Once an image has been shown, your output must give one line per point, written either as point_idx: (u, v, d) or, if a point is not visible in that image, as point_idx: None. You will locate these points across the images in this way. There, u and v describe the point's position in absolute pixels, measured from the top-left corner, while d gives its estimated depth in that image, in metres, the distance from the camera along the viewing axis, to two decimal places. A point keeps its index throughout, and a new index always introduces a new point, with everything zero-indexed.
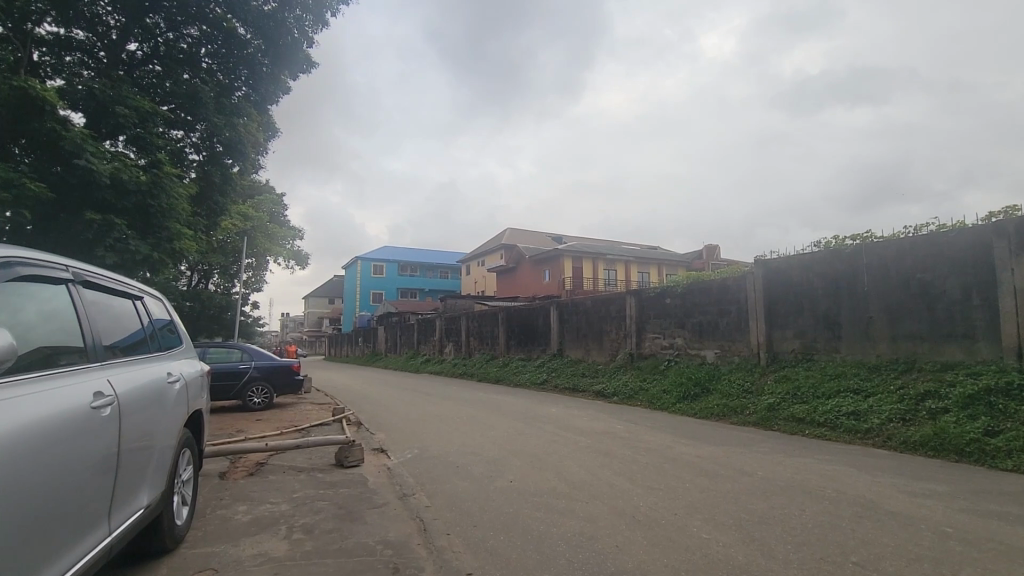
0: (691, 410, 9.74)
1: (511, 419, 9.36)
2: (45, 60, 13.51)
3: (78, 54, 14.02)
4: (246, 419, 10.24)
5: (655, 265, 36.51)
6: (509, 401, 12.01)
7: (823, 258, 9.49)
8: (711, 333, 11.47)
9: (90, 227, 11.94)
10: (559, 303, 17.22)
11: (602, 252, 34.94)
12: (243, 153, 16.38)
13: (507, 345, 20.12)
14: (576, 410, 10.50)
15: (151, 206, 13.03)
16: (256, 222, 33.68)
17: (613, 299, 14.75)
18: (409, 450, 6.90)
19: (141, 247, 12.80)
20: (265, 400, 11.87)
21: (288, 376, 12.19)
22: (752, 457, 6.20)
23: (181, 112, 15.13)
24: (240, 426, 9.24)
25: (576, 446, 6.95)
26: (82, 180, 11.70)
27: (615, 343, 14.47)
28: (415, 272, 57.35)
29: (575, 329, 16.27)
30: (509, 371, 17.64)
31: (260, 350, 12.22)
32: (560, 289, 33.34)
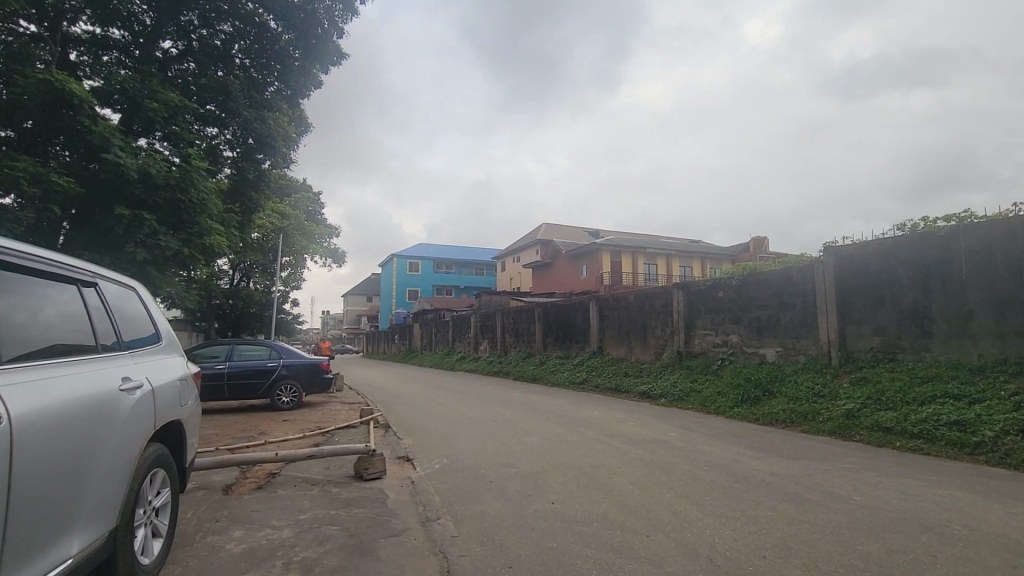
0: (752, 416, 8.69)
1: (551, 424, 8.56)
2: (83, 60, 13.46)
3: (116, 53, 14.00)
4: (273, 420, 9.81)
5: (698, 259, 34.88)
6: (547, 403, 11.20)
7: (909, 242, 8.24)
8: (771, 329, 10.33)
9: (120, 222, 12.01)
10: (599, 298, 16.28)
11: (641, 246, 33.64)
12: (274, 147, 16.20)
13: (543, 343, 19.32)
14: (621, 414, 9.60)
15: (181, 201, 12.92)
16: (293, 221, 34.03)
17: (658, 294, 13.74)
18: (438, 459, 6.20)
19: (171, 242, 12.73)
20: (294, 400, 11.47)
21: (317, 375, 11.73)
22: (840, 477, 5.20)
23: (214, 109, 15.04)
24: (265, 428, 8.78)
25: (625, 457, 6.09)
26: (110, 174, 11.66)
27: (660, 341, 13.47)
28: (450, 269, 57.26)
29: (616, 325, 15.31)
30: (546, 370, 16.84)
31: (289, 348, 11.82)
32: (598, 284, 32.27)
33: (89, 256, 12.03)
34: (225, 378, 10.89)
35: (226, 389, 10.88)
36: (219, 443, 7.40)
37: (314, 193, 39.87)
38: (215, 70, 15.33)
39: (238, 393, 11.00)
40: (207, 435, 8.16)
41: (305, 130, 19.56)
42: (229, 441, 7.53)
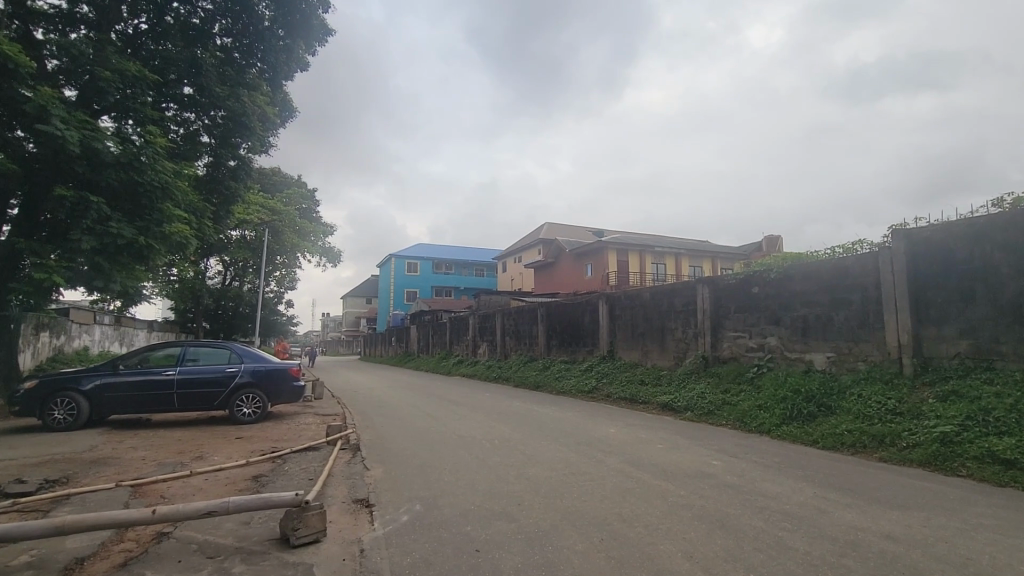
0: (809, 437, 7.02)
1: (559, 447, 6.88)
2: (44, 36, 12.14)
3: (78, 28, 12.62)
4: (224, 438, 8.17)
5: (709, 259, 33.27)
6: (552, 417, 9.53)
7: (1008, 221, 6.57)
8: (820, 331, 8.67)
9: (61, 204, 10.34)
10: (609, 297, 14.63)
11: (650, 244, 32.05)
12: (249, 126, 15.31)
13: (547, 346, 17.67)
14: (643, 433, 7.91)
15: (137, 184, 11.22)
16: (284, 216, 32.47)
17: (678, 290, 12.09)
18: (407, 504, 4.53)
19: (126, 229, 10.98)
20: (256, 412, 9.82)
21: (285, 383, 10.04)
22: (990, 546, 3.55)
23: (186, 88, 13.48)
24: (207, 450, 7.13)
25: (665, 506, 4.42)
26: (47, 146, 10.01)
27: (681, 344, 11.80)
28: (450, 269, 55.71)
29: (629, 327, 13.65)
30: (550, 376, 15.15)
31: (254, 351, 10.13)
32: (604, 284, 30.58)
33: (24, 245, 10.48)
34: (173, 386, 9.22)
35: (175, 400, 9.22)
36: (131, 474, 5.72)
37: (307, 188, 38.37)
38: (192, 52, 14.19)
39: (190, 405, 9.34)
40: (126, 460, 6.49)
41: (290, 115, 18.02)
42: (146, 471, 5.87)
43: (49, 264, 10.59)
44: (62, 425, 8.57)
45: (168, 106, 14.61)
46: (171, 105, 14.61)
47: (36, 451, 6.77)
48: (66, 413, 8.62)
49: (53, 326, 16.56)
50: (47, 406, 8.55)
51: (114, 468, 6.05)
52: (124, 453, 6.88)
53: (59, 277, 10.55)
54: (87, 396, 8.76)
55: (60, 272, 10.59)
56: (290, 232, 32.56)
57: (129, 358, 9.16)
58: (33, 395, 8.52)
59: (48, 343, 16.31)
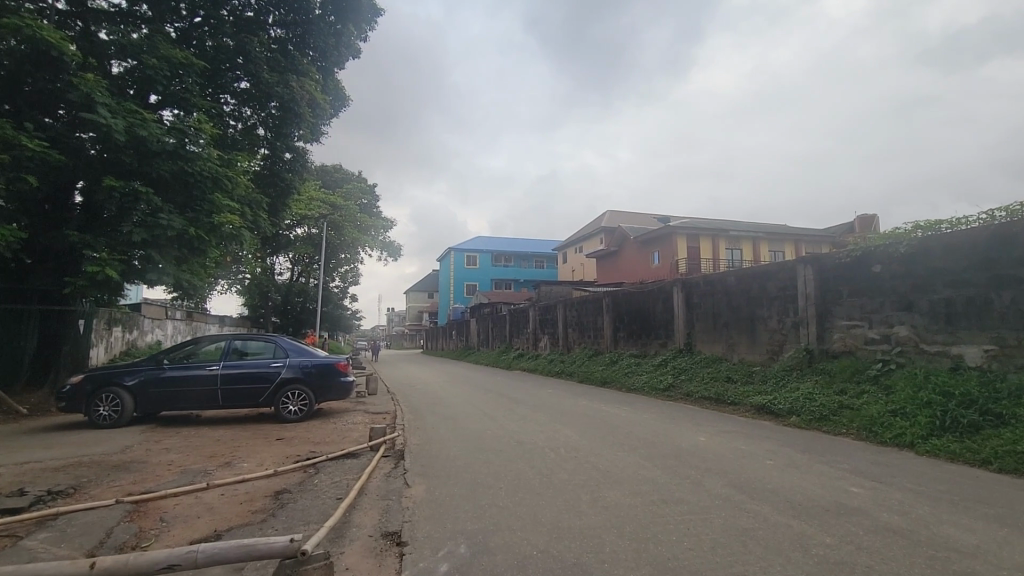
0: (976, 456, 5.33)
1: (642, 462, 5.59)
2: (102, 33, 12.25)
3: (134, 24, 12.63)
4: (264, 438, 7.51)
5: (791, 243, 30.42)
6: (626, 420, 8.23)
7: None
8: (973, 318, 6.84)
9: (111, 195, 10.20)
10: (685, 283, 13.02)
11: (723, 228, 29.57)
12: (298, 113, 15.00)
13: (613, 338, 16.28)
14: (743, 444, 6.45)
15: (188, 174, 11.00)
16: (344, 211, 32.78)
17: (772, 273, 10.36)
18: (449, 545, 3.44)
19: (175, 220, 10.81)
20: (303, 410, 9.18)
21: (331, 379, 9.32)
22: None
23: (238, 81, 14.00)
24: (240, 454, 6.42)
25: (811, 565, 3.07)
26: (95, 136, 9.88)
27: (776, 336, 10.12)
28: (510, 262, 54.94)
29: (711, 316, 12.03)
30: (619, 371, 13.80)
31: (299, 346, 9.48)
32: (673, 272, 28.50)
33: (79, 240, 10.27)
34: (217, 382, 8.73)
35: (219, 397, 8.73)
36: (145, 484, 5.01)
37: (367, 183, 38.69)
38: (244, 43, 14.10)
39: (234, 402, 8.82)
40: (151, 465, 5.86)
41: (343, 105, 17.61)
42: (163, 481, 5.15)
43: (102, 256, 10.23)
44: (108, 422, 8.25)
45: (225, 102, 14.60)
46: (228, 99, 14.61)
47: (67, 453, 6.33)
48: (111, 409, 8.30)
49: (126, 321, 17.09)
50: (93, 402, 8.26)
51: (133, 475, 5.40)
52: (154, 456, 6.30)
53: (112, 270, 10.16)
54: (131, 392, 8.41)
55: (112, 264, 10.30)
56: (350, 227, 32.79)
57: (172, 352, 8.78)
58: (79, 390, 8.25)
59: (120, 338, 16.84)
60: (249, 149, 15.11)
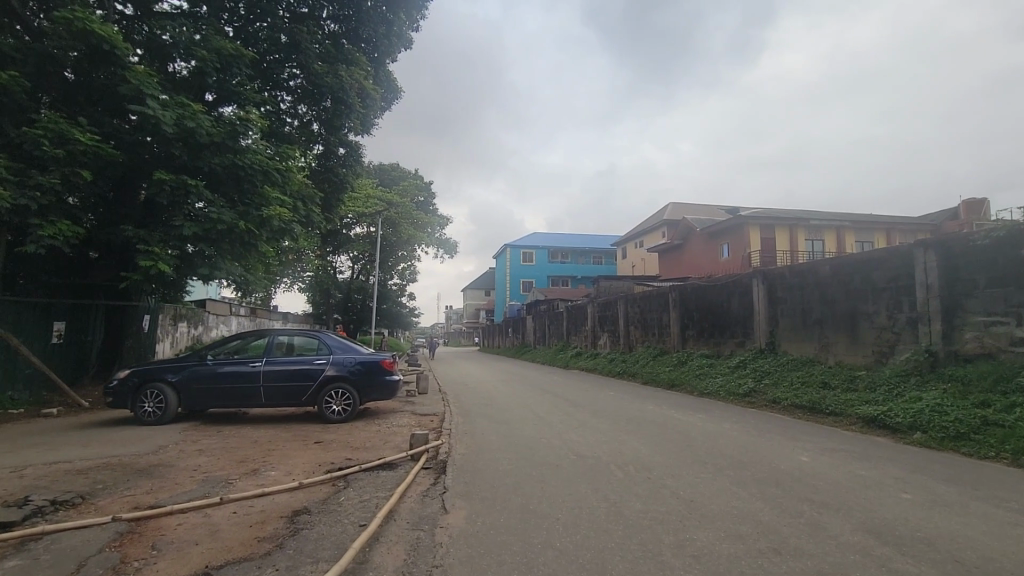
0: None
1: (737, 490, 4.47)
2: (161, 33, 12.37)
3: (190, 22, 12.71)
4: (302, 441, 6.96)
5: (882, 232, 27.54)
6: (705, 433, 7.05)
7: None
8: None
9: (162, 189, 10.10)
10: (768, 275, 11.53)
11: (802, 218, 27.13)
12: (349, 103, 14.69)
13: (682, 337, 14.91)
14: (862, 469, 5.15)
15: (238, 167, 10.80)
16: (400, 208, 32.88)
17: (879, 260, 8.83)
18: None
19: (225, 214, 10.64)
20: (347, 411, 8.61)
21: (376, 378, 8.72)
22: None
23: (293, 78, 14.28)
24: (271, 460, 5.87)
25: None
26: (146, 130, 9.80)
27: (885, 334, 8.60)
28: (567, 258, 53.74)
29: (799, 312, 10.53)
30: (690, 373, 12.49)
31: (344, 342, 8.96)
32: (745, 265, 26.41)
33: (133, 234, 10.25)
34: (259, 379, 8.33)
35: (262, 394, 8.34)
36: (156, 495, 4.46)
37: (423, 181, 38.76)
38: (294, 36, 13.95)
39: (277, 400, 8.40)
40: (174, 471, 5.36)
41: (396, 97, 17.24)
42: (178, 492, 4.58)
43: (154, 251, 10.16)
44: (152, 418, 8.03)
45: (281, 100, 14.65)
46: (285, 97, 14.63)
47: (98, 454, 6.00)
48: (155, 406, 8.07)
49: (192, 317, 17.50)
50: (138, 397, 8.06)
51: (151, 483, 4.89)
52: (182, 459, 5.83)
53: (165, 264, 10.11)
54: (175, 388, 8.15)
55: (164, 258, 10.18)
56: (405, 224, 32.85)
57: (216, 348, 8.47)
58: (124, 385, 8.08)
59: (186, 333, 17.25)
60: (305, 146, 15.08)
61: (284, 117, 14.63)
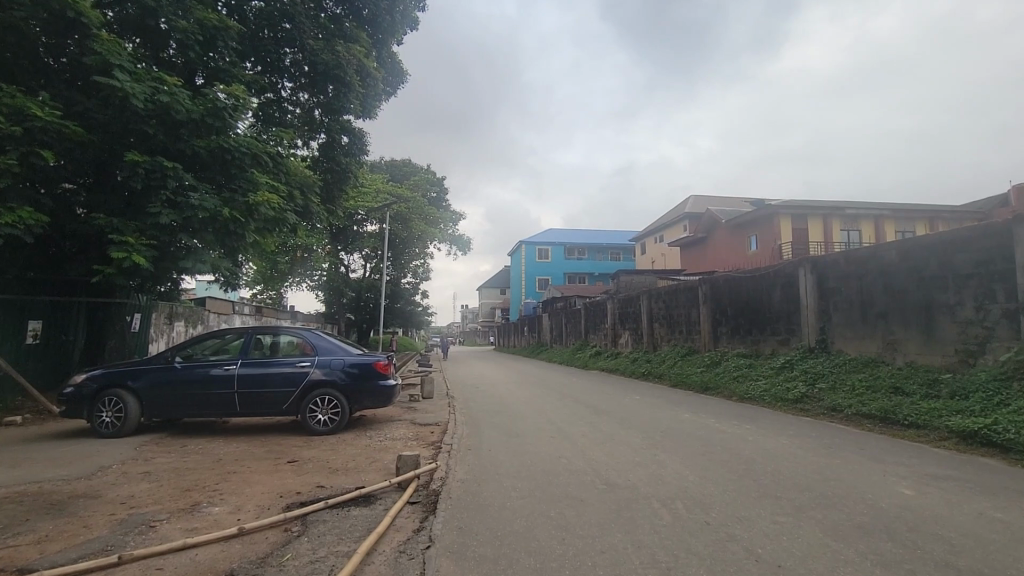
0: None
1: (839, 548, 3.18)
2: None
3: None
4: (273, 460, 5.82)
5: (924, 220, 25.74)
6: (762, 452, 5.72)
7: None
8: None
9: (136, 172, 9.06)
10: (818, 264, 10.10)
11: (837, 207, 25.40)
12: (348, 82, 13.58)
13: (713, 334, 13.53)
14: (997, 511, 3.82)
15: (221, 147, 9.72)
16: (411, 202, 31.85)
17: (964, 242, 7.42)
18: None
19: (206, 199, 9.56)
20: (334, 421, 7.46)
21: (367, 382, 7.57)
22: None
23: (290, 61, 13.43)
24: (225, 488, 4.72)
25: None
26: (116, 105, 8.78)
27: (975, 329, 7.18)
28: (584, 255, 52.30)
29: (857, 305, 9.13)
30: (726, 375, 11.11)
31: (333, 342, 7.82)
32: (776, 258, 24.80)
33: (105, 223, 9.21)
34: (233, 385, 7.23)
35: (236, 402, 7.24)
36: (45, 549, 3.33)
37: (435, 176, 37.68)
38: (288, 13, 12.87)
39: (254, 409, 7.29)
40: (97, 506, 4.24)
41: (401, 80, 16.12)
42: (77, 543, 3.45)
43: (128, 241, 9.09)
44: (110, 431, 6.97)
45: (282, 87, 13.92)
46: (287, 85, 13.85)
47: (20, 479, 4.92)
48: (114, 416, 7.02)
49: (190, 316, 16.59)
50: (96, 406, 7.03)
51: (53, 525, 3.78)
52: (116, 487, 4.73)
53: (139, 255, 8.99)
54: (137, 395, 7.10)
55: (139, 249, 9.10)
56: (417, 220, 31.78)
57: (184, 348, 7.40)
58: (80, 392, 7.04)
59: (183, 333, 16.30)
60: (306, 134, 14.24)
61: (284, 104, 13.82)
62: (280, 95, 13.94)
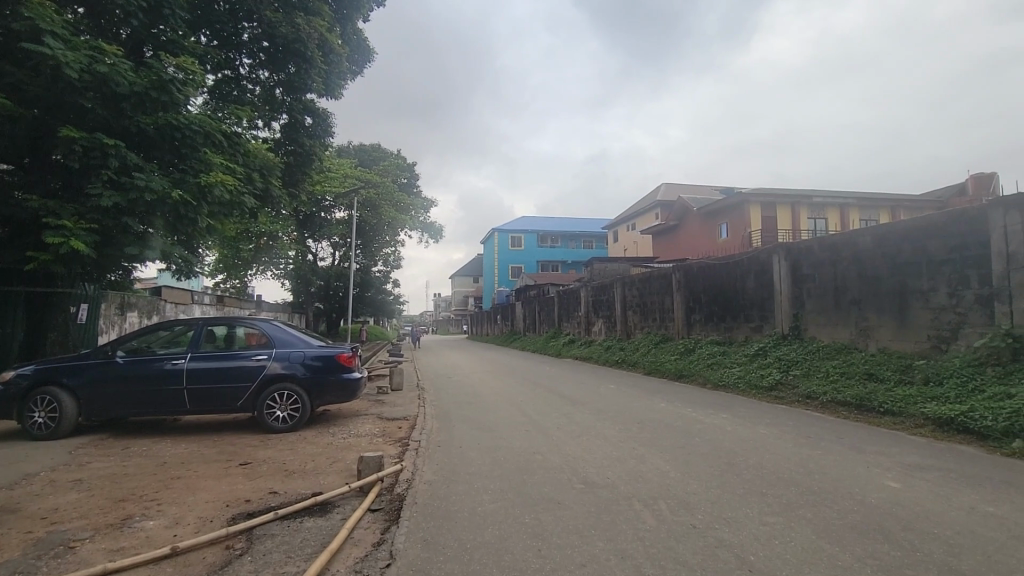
0: None
1: (834, 552, 2.98)
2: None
3: None
4: (224, 462, 5.35)
5: (886, 209, 26.39)
6: (741, 444, 5.55)
7: None
8: None
9: (72, 150, 8.25)
10: (792, 251, 10.04)
11: (805, 195, 25.79)
12: (309, 58, 12.83)
13: (687, 321, 13.46)
14: (986, 505, 3.71)
15: (170, 125, 8.96)
16: (380, 188, 30.97)
17: (938, 228, 7.39)
18: None
19: (154, 181, 8.81)
20: (294, 417, 7.00)
21: (330, 375, 7.12)
22: None
23: (247, 35, 12.68)
24: (167, 497, 4.26)
25: None
26: (46, 75, 7.94)
27: (948, 316, 7.18)
28: (557, 243, 52.15)
29: (831, 291, 9.09)
30: (701, 362, 11.03)
31: (294, 333, 7.32)
32: (746, 246, 25.05)
33: (39, 205, 8.39)
34: (183, 380, 6.68)
35: (186, 399, 6.69)
36: None
37: (405, 162, 36.75)
38: None
39: (207, 406, 6.76)
40: (12, 522, 3.74)
41: (367, 58, 15.38)
42: None
43: (65, 225, 8.31)
44: (43, 432, 6.35)
45: (241, 64, 13.22)
46: (245, 61, 13.15)
47: None
48: (47, 416, 6.39)
49: (145, 308, 15.59)
50: (26, 406, 6.39)
51: None
52: (39, 499, 4.21)
53: (79, 241, 8.24)
54: (74, 393, 6.48)
55: (79, 234, 8.34)
56: (387, 206, 30.94)
57: (126, 342, 6.79)
58: (8, 391, 6.38)
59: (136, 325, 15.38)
60: (267, 115, 13.54)
61: (243, 82, 13.16)
62: (238, 73, 13.22)
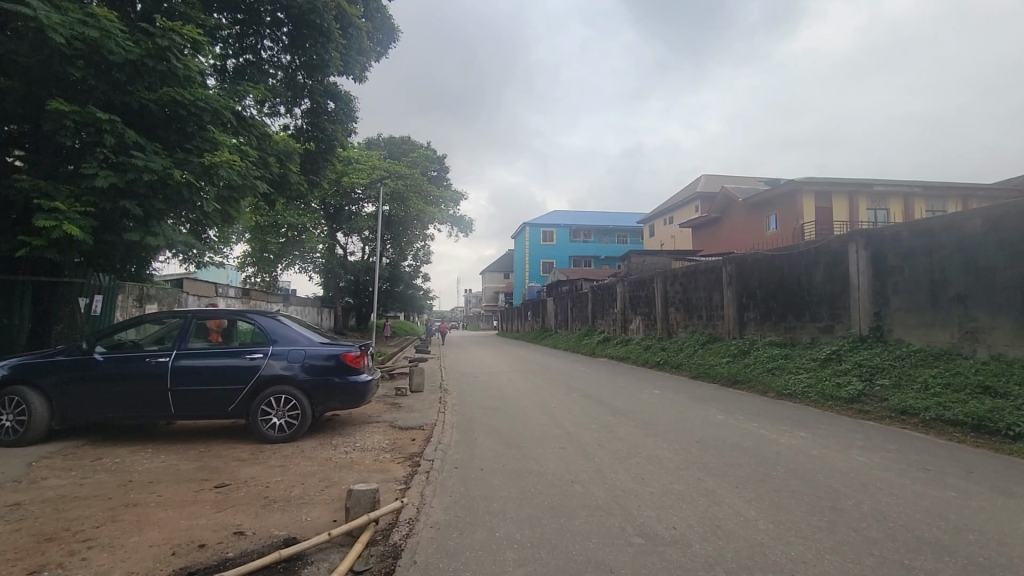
0: None
1: None
2: None
3: None
4: (197, 484, 4.44)
5: (955, 198, 24.05)
6: (840, 477, 4.31)
7: None
8: None
9: (64, 125, 7.60)
10: (872, 238, 8.59)
11: (864, 183, 23.70)
12: (326, 30, 11.95)
13: (739, 319, 12.07)
14: None
15: (170, 98, 8.19)
16: (409, 180, 30.00)
17: None
18: None
19: (153, 160, 8.07)
20: (292, 425, 6.07)
21: (334, 378, 6.17)
22: None
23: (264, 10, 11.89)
24: (105, 536, 3.35)
25: None
26: (33, 43, 7.31)
27: None
28: (590, 237, 50.57)
29: (926, 286, 7.65)
30: (759, 366, 9.68)
31: (296, 330, 6.41)
32: (798, 238, 23.17)
33: (32, 187, 7.76)
34: (166, 381, 5.85)
35: (171, 402, 5.86)
36: None
37: (436, 154, 35.96)
38: None
39: (194, 410, 5.92)
40: None
41: (391, 37, 14.50)
42: None
43: (59, 207, 7.64)
44: (10, 438, 5.63)
45: (264, 48, 12.51)
46: (269, 44, 12.48)
47: None
48: (15, 419, 5.67)
49: (166, 300, 15.13)
50: None
51: None
52: None
53: (73, 226, 7.55)
54: (45, 393, 5.75)
55: (73, 218, 7.65)
56: (416, 199, 30.07)
57: (109, 336, 6.01)
58: None
59: None
60: (289, 101, 12.77)
61: (265, 66, 12.34)
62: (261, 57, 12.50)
